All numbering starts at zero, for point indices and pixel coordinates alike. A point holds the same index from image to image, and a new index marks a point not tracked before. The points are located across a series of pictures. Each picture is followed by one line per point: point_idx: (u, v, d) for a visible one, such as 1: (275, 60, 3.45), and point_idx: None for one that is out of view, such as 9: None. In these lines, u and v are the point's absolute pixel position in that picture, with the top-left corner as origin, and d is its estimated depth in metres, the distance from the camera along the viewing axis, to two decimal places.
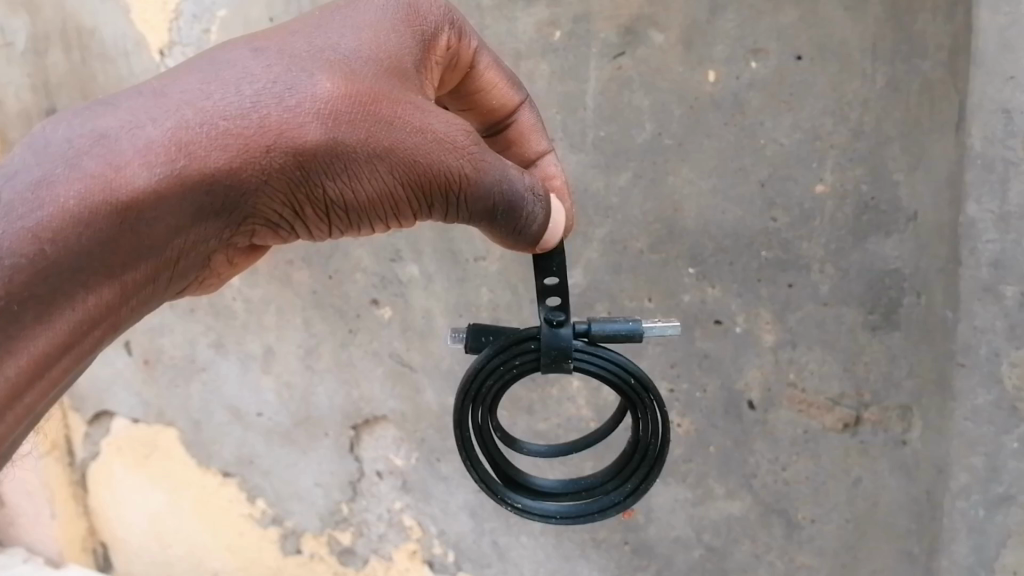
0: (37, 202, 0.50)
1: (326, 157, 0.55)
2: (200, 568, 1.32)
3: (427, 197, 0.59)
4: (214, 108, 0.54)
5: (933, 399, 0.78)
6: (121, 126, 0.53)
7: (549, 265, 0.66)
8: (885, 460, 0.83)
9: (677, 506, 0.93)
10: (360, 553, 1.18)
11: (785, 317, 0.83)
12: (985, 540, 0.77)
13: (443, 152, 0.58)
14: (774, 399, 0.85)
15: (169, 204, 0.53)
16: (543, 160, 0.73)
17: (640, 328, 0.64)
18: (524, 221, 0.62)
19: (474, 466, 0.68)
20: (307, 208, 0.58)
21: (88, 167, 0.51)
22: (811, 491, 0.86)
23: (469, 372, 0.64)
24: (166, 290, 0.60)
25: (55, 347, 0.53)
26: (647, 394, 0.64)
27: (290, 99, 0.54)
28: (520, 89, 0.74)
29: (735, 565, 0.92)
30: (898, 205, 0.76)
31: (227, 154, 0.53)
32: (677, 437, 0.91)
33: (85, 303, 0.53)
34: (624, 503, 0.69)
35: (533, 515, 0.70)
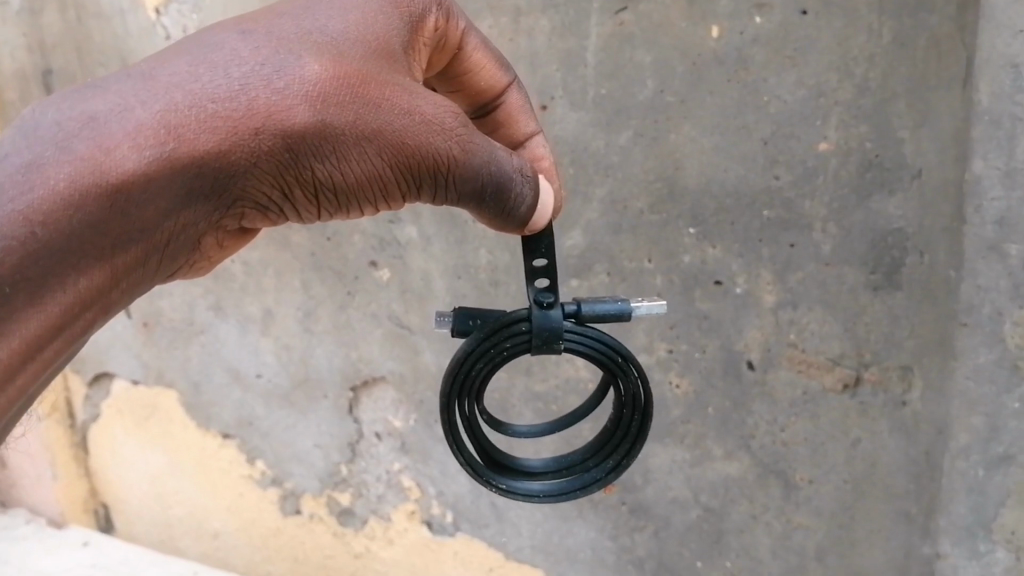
0: (27, 185, 0.50)
1: (314, 139, 0.56)
2: (199, 529, 1.32)
3: (416, 179, 0.60)
4: (203, 90, 0.54)
5: (934, 358, 0.78)
6: (110, 108, 0.53)
7: (538, 246, 0.66)
8: (885, 421, 0.82)
9: (675, 466, 0.93)
10: (359, 514, 1.19)
11: (785, 277, 0.82)
12: (984, 501, 0.78)
13: (432, 133, 0.59)
14: (773, 359, 0.85)
15: (159, 187, 0.53)
16: (531, 142, 0.73)
17: (629, 307, 0.66)
18: (513, 203, 0.62)
19: (460, 450, 0.67)
20: (297, 190, 0.59)
21: (77, 150, 0.51)
22: (809, 452, 0.86)
23: (458, 356, 0.64)
24: (157, 274, 0.60)
25: (47, 330, 0.52)
26: (633, 371, 0.65)
27: (278, 82, 0.55)
28: (507, 69, 0.74)
29: (732, 526, 0.92)
30: (903, 162, 0.75)
31: (216, 136, 0.54)
32: (676, 398, 0.91)
33: (76, 287, 0.53)
34: (606, 479, 0.72)
35: (517, 495, 0.70)
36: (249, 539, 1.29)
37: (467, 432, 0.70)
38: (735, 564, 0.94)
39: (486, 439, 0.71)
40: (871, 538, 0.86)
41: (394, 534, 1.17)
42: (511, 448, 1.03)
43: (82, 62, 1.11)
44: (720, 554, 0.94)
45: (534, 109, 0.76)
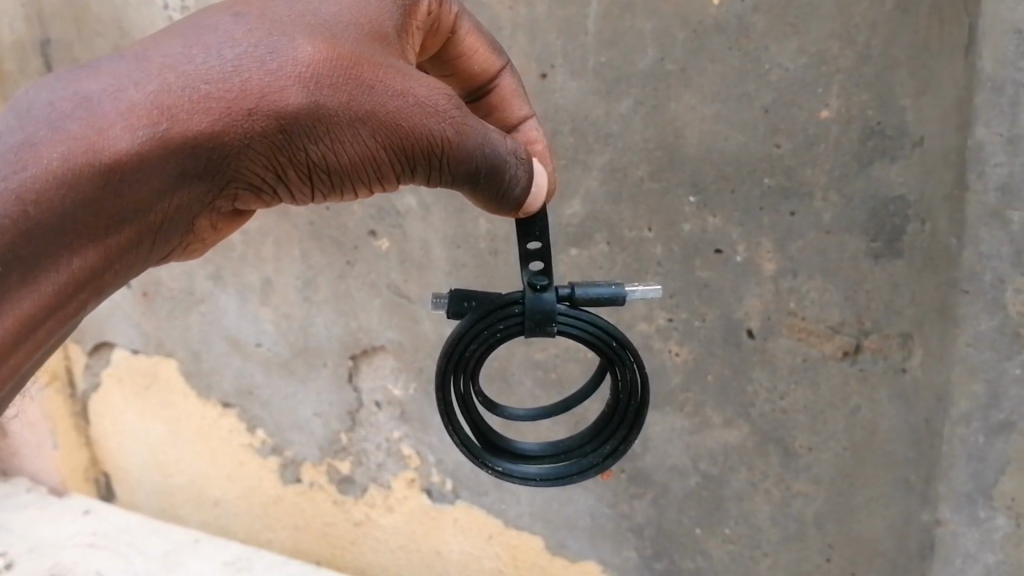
0: (20, 162, 0.50)
1: (307, 120, 0.57)
2: (201, 498, 1.33)
3: (410, 161, 0.61)
4: (197, 71, 0.55)
5: (934, 327, 0.78)
6: (103, 89, 0.54)
7: (532, 230, 0.67)
8: (884, 388, 0.82)
9: (674, 434, 0.94)
10: (360, 482, 1.19)
11: (786, 245, 0.82)
12: (984, 468, 0.78)
13: (424, 115, 0.60)
14: (774, 327, 0.85)
15: (153, 166, 0.54)
16: (525, 125, 0.76)
17: (623, 292, 0.66)
18: (506, 184, 0.63)
19: (455, 431, 0.69)
20: (290, 171, 0.60)
21: (70, 129, 0.52)
22: (809, 420, 0.87)
23: (452, 338, 0.65)
24: (150, 256, 0.60)
25: (42, 310, 0.53)
26: (628, 356, 0.66)
27: (272, 64, 0.56)
28: (501, 54, 0.77)
29: (731, 493, 0.93)
30: (905, 130, 0.74)
31: (210, 117, 0.55)
32: (676, 366, 0.91)
33: (70, 267, 0.54)
34: (603, 465, 0.72)
35: (513, 478, 0.72)
36: (250, 507, 1.30)
37: (463, 414, 0.71)
38: (733, 531, 0.95)
39: (484, 421, 0.73)
40: (870, 505, 0.86)
41: (394, 502, 1.18)
42: (510, 429, 1.04)
43: (79, 32, 1.11)
44: (718, 521, 0.95)
45: (527, 94, 0.79)
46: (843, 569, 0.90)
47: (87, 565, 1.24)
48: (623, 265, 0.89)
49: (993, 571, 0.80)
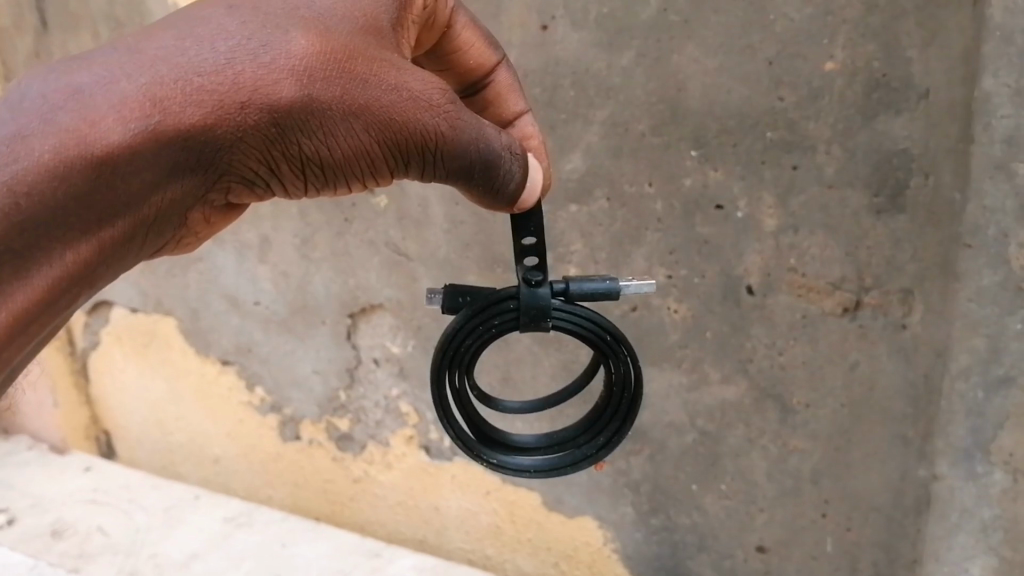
0: (12, 156, 0.51)
1: (301, 114, 0.58)
2: (200, 456, 1.33)
3: (403, 154, 0.62)
4: (189, 63, 0.55)
5: (935, 282, 0.77)
6: (95, 81, 0.54)
7: (528, 225, 0.69)
8: (884, 344, 0.82)
9: (672, 391, 0.94)
10: (358, 439, 1.20)
11: (788, 201, 0.81)
12: (983, 423, 0.78)
13: (419, 109, 0.61)
14: (774, 284, 0.85)
15: (145, 159, 0.54)
16: (519, 120, 0.78)
17: (618, 286, 0.68)
18: (501, 179, 0.65)
19: (451, 425, 0.70)
20: (283, 165, 0.60)
21: (62, 121, 0.52)
22: (807, 376, 0.86)
23: (448, 333, 0.67)
24: (142, 248, 0.61)
25: (36, 304, 0.53)
26: (622, 350, 0.68)
27: (265, 57, 0.56)
28: (497, 48, 0.79)
29: (728, 449, 0.93)
30: (911, 82, 0.73)
31: (202, 110, 0.55)
32: (675, 323, 0.91)
33: (63, 260, 0.54)
34: (596, 457, 0.74)
35: (507, 470, 0.74)
36: (249, 464, 1.30)
37: (458, 407, 0.73)
38: (730, 487, 0.95)
39: (478, 413, 0.74)
40: (867, 461, 0.87)
41: (393, 459, 1.18)
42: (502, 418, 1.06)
43: None
44: (715, 477, 0.95)
45: (522, 89, 0.81)
46: (839, 525, 0.91)
47: (88, 521, 1.24)
48: (623, 221, 0.89)
49: (988, 526, 0.81)
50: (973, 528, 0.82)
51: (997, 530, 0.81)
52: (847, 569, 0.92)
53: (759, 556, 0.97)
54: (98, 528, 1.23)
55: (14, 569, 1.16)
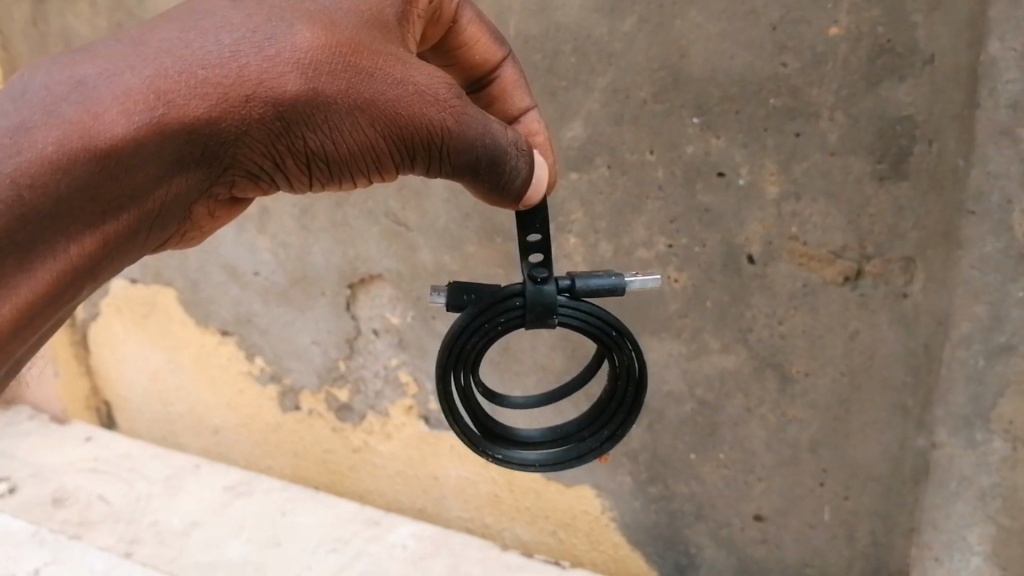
0: (15, 147, 0.50)
1: (307, 107, 0.58)
2: (199, 426, 1.34)
3: (409, 150, 0.63)
4: (194, 56, 0.55)
5: (937, 251, 0.77)
6: (98, 73, 0.53)
7: (533, 222, 0.69)
8: (885, 312, 0.82)
9: (671, 360, 0.94)
10: (358, 409, 1.20)
11: (790, 168, 0.80)
12: (983, 390, 0.78)
13: (425, 104, 0.61)
14: (775, 252, 0.84)
15: (149, 151, 0.54)
16: (526, 116, 0.78)
17: (623, 282, 0.68)
18: (507, 176, 0.65)
19: (457, 422, 0.71)
20: (288, 159, 0.61)
21: (65, 113, 0.52)
22: (807, 345, 0.86)
23: (453, 332, 0.67)
24: (145, 242, 0.61)
25: (40, 298, 0.53)
26: (628, 344, 0.68)
27: (270, 50, 0.57)
28: (503, 44, 0.79)
29: (726, 419, 0.93)
30: (915, 47, 0.72)
31: (207, 103, 0.55)
32: (675, 292, 0.90)
33: (67, 254, 0.54)
34: (601, 449, 0.75)
35: (512, 464, 0.75)
36: (249, 434, 1.30)
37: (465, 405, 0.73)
38: (728, 456, 0.95)
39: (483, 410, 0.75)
40: (865, 430, 0.87)
41: (393, 429, 1.18)
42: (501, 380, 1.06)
43: None
44: (713, 446, 0.96)
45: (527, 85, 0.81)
46: (837, 494, 0.91)
47: (88, 490, 1.25)
48: (624, 190, 0.88)
49: (986, 494, 0.81)
50: (971, 496, 0.82)
51: (995, 498, 0.81)
52: (844, 538, 0.92)
53: (757, 525, 0.97)
54: (99, 496, 1.23)
55: (15, 536, 1.15)
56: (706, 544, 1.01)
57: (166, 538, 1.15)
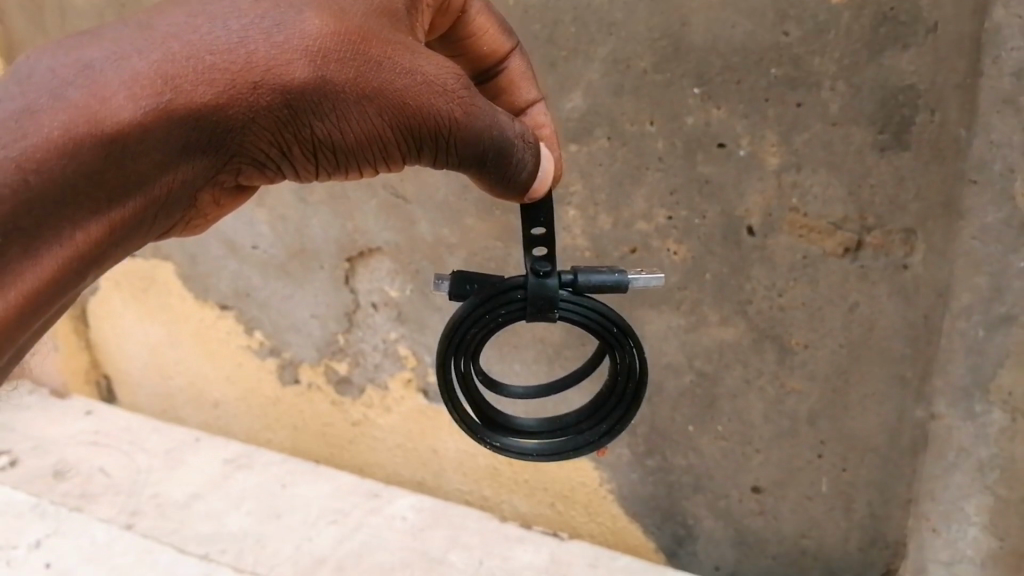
0: (21, 131, 0.51)
1: (314, 95, 0.58)
2: (199, 400, 1.34)
3: (416, 140, 0.63)
4: (202, 41, 0.55)
5: (938, 221, 0.77)
6: (106, 56, 0.54)
7: (537, 216, 0.70)
8: (884, 284, 0.81)
9: (670, 333, 0.94)
10: (357, 383, 1.20)
11: (791, 138, 0.80)
12: (983, 361, 0.78)
13: (433, 94, 0.61)
14: (774, 224, 0.84)
15: (155, 136, 0.55)
16: (532, 108, 0.78)
17: (626, 279, 0.69)
18: (513, 168, 0.66)
19: (454, 408, 0.71)
20: (296, 147, 0.61)
21: (72, 97, 0.52)
22: (807, 316, 0.86)
23: (454, 321, 0.67)
24: (153, 229, 0.61)
25: (45, 284, 0.54)
26: (629, 342, 0.69)
27: (278, 36, 0.56)
28: (511, 35, 0.78)
29: (725, 391, 0.93)
30: (919, 16, 0.72)
31: (214, 88, 0.55)
32: (674, 264, 0.90)
33: (73, 240, 0.55)
34: (598, 443, 0.75)
35: (509, 452, 0.75)
36: (249, 408, 1.30)
37: (463, 391, 0.74)
38: (726, 428, 0.95)
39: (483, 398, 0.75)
40: (864, 402, 0.87)
41: (392, 402, 1.19)
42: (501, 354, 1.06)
43: None
44: (711, 418, 0.96)
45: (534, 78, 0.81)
46: (834, 465, 0.91)
47: (89, 462, 1.25)
48: (624, 160, 0.88)
49: (985, 465, 0.82)
50: (969, 468, 0.82)
51: (993, 469, 0.81)
52: (841, 509, 0.93)
53: (754, 497, 0.98)
54: (99, 469, 1.23)
55: (16, 507, 1.16)
56: (704, 515, 1.02)
57: (167, 510, 1.15)
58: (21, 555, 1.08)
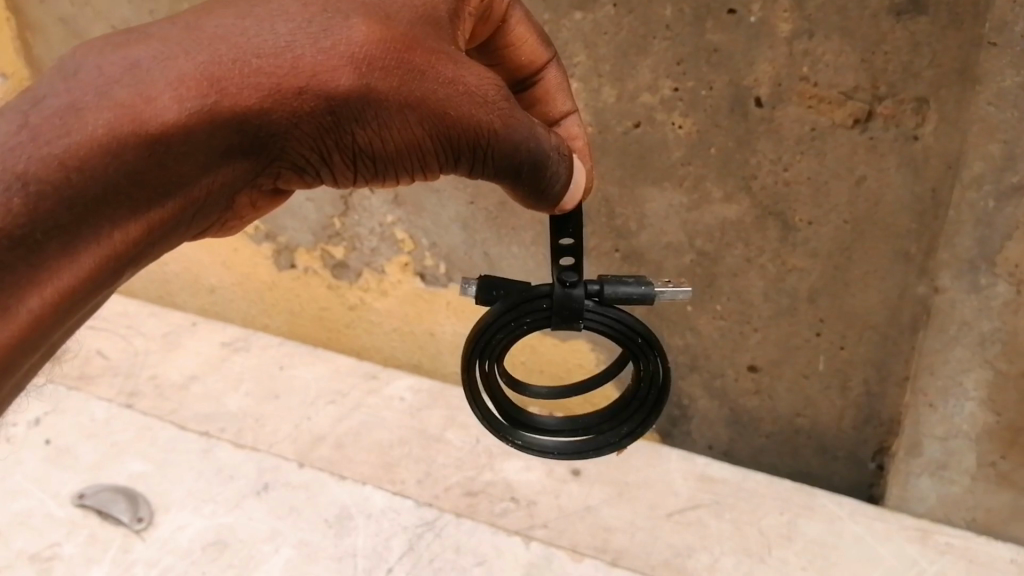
0: (64, 128, 0.50)
1: (357, 102, 0.57)
2: (195, 285, 1.33)
3: (454, 150, 0.62)
4: (249, 44, 0.55)
5: (951, 90, 0.75)
6: (152, 56, 0.53)
7: (566, 226, 0.69)
8: (893, 156, 0.79)
9: (671, 211, 0.92)
10: (354, 267, 1.19)
11: (804, 4, 0.76)
12: (991, 233, 0.78)
13: (474, 105, 0.60)
14: (783, 95, 0.81)
15: (197, 138, 0.54)
16: (566, 120, 0.76)
17: (653, 292, 0.68)
18: (549, 180, 0.64)
19: (477, 404, 0.73)
20: (335, 154, 0.60)
21: (117, 95, 0.52)
22: (811, 193, 0.84)
23: (481, 325, 0.68)
24: (188, 230, 0.60)
25: (81, 282, 0.53)
26: (652, 352, 0.69)
27: (325, 42, 0.55)
28: (549, 45, 0.76)
29: (725, 269, 0.92)
30: None
31: (259, 93, 0.54)
32: (678, 140, 0.87)
33: (111, 239, 0.54)
34: (620, 444, 0.76)
35: (532, 451, 0.76)
36: (245, 293, 1.29)
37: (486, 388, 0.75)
38: (725, 307, 0.95)
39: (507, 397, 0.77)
40: (866, 278, 0.87)
41: (389, 286, 1.18)
42: (502, 241, 1.06)
43: None
44: (711, 297, 0.95)
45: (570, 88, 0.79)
46: (833, 343, 0.92)
47: (87, 344, 1.24)
48: (629, 29, 0.84)
49: (986, 339, 0.83)
50: (971, 341, 0.84)
51: (995, 343, 0.83)
52: (837, 387, 0.94)
53: (750, 376, 0.98)
54: (97, 351, 1.22)
55: None
56: (698, 395, 1.03)
57: (166, 391, 1.15)
58: (22, 433, 1.08)
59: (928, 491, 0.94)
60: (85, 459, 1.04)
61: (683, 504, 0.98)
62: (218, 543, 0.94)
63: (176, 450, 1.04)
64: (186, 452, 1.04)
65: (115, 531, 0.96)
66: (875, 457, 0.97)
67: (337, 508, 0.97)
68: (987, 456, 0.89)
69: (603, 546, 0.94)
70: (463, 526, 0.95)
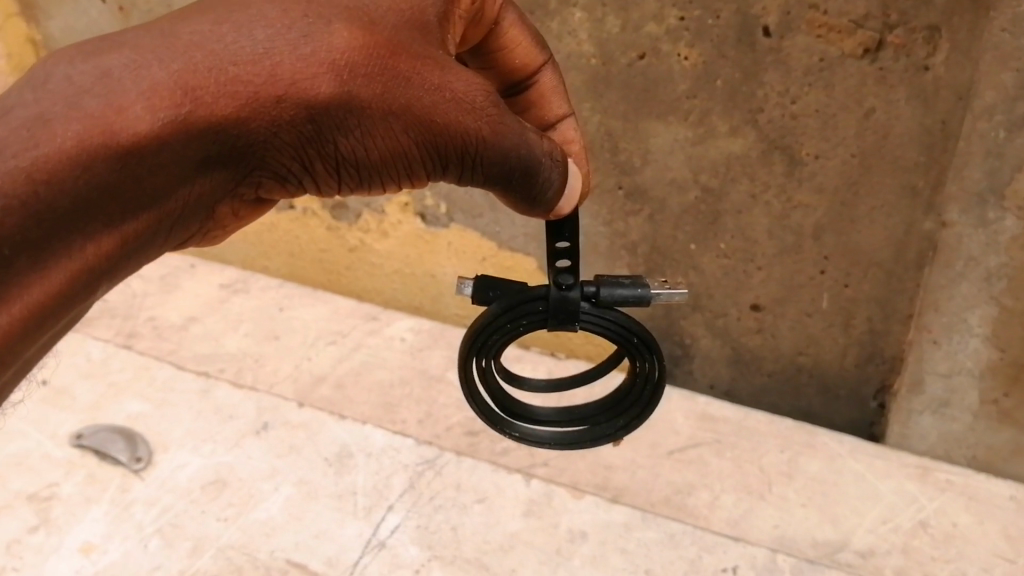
0: (33, 139, 0.48)
1: (337, 110, 0.55)
2: None
3: (441, 156, 0.60)
4: (225, 50, 0.52)
5: (964, 17, 0.73)
6: (125, 64, 0.51)
7: (561, 230, 0.66)
8: (903, 88, 0.77)
9: (676, 147, 0.90)
10: (352, 208, 1.17)
11: None
12: (1001, 165, 0.77)
13: (461, 112, 0.58)
14: (791, 24, 0.78)
15: (171, 149, 0.52)
16: (562, 124, 0.73)
17: (649, 294, 0.66)
18: (540, 185, 0.63)
19: (473, 397, 0.71)
20: (317, 163, 0.58)
21: (88, 106, 0.49)
22: (819, 125, 0.82)
23: (478, 325, 0.66)
24: (167, 241, 0.58)
25: (51, 298, 0.51)
26: (650, 354, 0.68)
27: (305, 48, 0.53)
28: (544, 49, 0.73)
29: (729, 207, 0.91)
30: None
31: (236, 102, 0.52)
32: (684, 72, 0.85)
33: (84, 253, 0.52)
34: (614, 435, 0.75)
35: (527, 441, 0.75)
36: (243, 234, 1.27)
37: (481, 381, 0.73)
38: (729, 244, 0.93)
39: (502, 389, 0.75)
40: (872, 215, 0.85)
41: (388, 227, 1.17)
42: None
43: None
44: (714, 235, 0.94)
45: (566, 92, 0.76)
46: (837, 282, 0.91)
47: None
48: None
49: (992, 275, 0.82)
50: (977, 278, 0.83)
51: (1001, 279, 0.82)
52: (840, 325, 0.93)
53: (753, 315, 0.97)
54: None
55: None
56: (701, 335, 1.02)
57: (164, 332, 1.14)
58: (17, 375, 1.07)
59: (929, 430, 0.94)
60: (83, 400, 1.04)
61: (683, 443, 0.98)
62: (217, 482, 0.94)
63: (174, 391, 1.04)
64: (184, 393, 1.04)
65: (113, 470, 0.96)
66: (877, 396, 0.97)
67: (337, 447, 0.97)
68: (989, 393, 0.89)
69: (603, 483, 0.94)
70: (463, 465, 0.95)
